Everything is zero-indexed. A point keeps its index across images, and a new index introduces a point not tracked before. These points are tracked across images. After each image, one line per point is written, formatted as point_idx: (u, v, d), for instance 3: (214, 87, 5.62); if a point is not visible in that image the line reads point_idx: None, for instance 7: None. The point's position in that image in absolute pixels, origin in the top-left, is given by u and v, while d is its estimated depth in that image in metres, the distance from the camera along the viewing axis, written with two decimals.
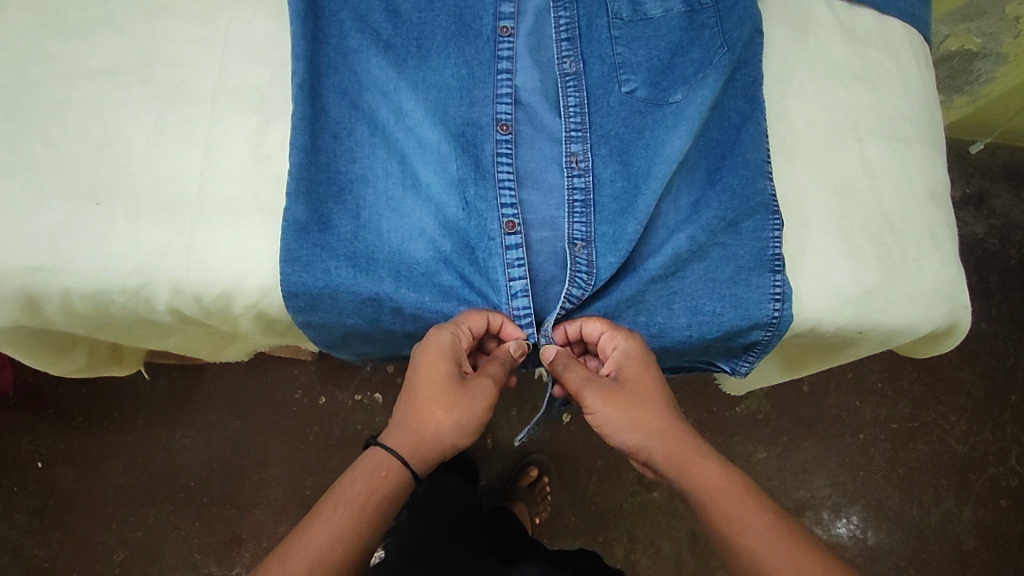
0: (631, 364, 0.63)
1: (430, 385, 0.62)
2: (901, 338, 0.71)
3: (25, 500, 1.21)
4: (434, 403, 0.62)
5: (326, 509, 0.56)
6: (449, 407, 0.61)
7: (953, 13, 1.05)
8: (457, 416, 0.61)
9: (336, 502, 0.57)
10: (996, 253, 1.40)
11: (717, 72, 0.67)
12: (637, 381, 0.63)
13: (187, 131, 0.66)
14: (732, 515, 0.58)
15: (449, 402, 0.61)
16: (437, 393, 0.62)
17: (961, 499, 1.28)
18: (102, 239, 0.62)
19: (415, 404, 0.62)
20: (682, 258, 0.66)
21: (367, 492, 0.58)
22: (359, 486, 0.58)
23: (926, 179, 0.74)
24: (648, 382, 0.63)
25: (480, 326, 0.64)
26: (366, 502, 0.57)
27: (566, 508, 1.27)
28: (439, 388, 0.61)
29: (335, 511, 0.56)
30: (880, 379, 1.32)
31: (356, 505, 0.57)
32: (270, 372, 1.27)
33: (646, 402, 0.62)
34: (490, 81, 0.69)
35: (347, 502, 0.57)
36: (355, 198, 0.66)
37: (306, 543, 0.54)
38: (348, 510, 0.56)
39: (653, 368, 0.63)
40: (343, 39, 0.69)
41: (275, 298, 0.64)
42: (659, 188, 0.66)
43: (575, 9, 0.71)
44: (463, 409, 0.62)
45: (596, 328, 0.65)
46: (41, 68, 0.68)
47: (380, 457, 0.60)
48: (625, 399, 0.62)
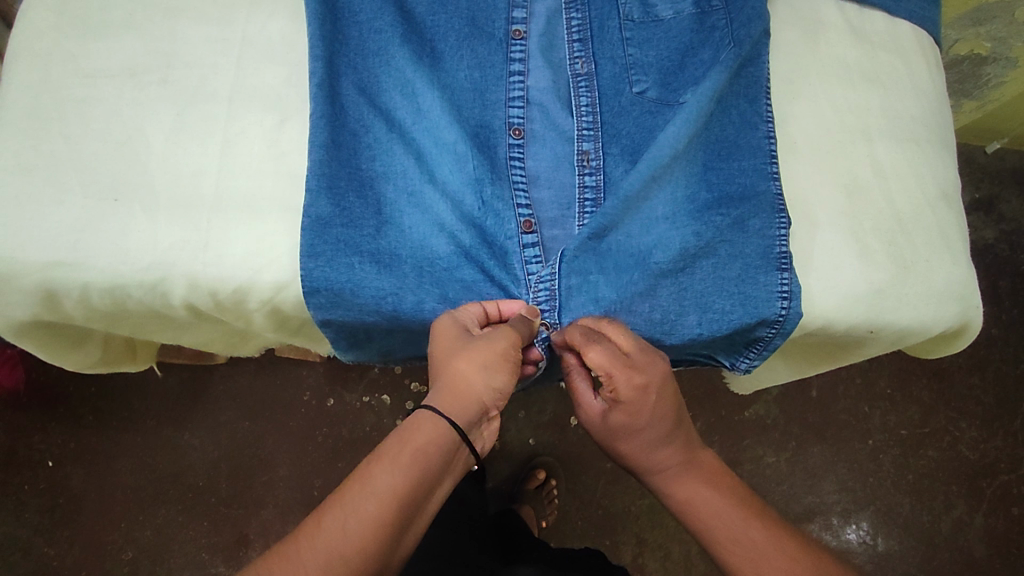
0: (631, 396, 0.62)
1: (442, 346, 0.60)
2: (911, 338, 0.71)
3: (36, 498, 1.22)
4: (452, 358, 0.60)
5: (362, 466, 0.56)
6: (468, 356, 0.59)
7: (962, 18, 1.06)
8: (478, 358, 0.59)
9: (372, 458, 0.56)
10: (1007, 259, 1.39)
11: (723, 68, 0.67)
12: (627, 423, 0.64)
13: (205, 130, 0.67)
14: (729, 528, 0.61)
15: (469, 352, 0.59)
16: (450, 347, 0.60)
17: (971, 506, 1.27)
18: (121, 233, 0.64)
19: (436, 367, 0.61)
20: (690, 254, 0.66)
21: (403, 445, 0.57)
22: (395, 442, 0.57)
23: (937, 179, 0.74)
24: (638, 428, 0.64)
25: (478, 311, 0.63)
26: (400, 453, 0.56)
27: (573, 511, 1.27)
28: (451, 342, 0.60)
29: (370, 465, 0.56)
30: (890, 384, 1.32)
31: (391, 458, 0.56)
32: (280, 373, 1.28)
33: (644, 426, 0.63)
34: (503, 83, 0.70)
35: (384, 457, 0.56)
36: (377, 193, 0.67)
37: (344, 498, 0.54)
38: (385, 466, 0.55)
39: (645, 419, 0.63)
40: (362, 41, 0.70)
41: (292, 292, 0.64)
42: (650, 168, 0.66)
43: (587, 11, 0.72)
44: (482, 350, 0.60)
45: (599, 362, 0.60)
46: (63, 68, 0.69)
47: (418, 418, 0.59)
48: (612, 433, 0.66)
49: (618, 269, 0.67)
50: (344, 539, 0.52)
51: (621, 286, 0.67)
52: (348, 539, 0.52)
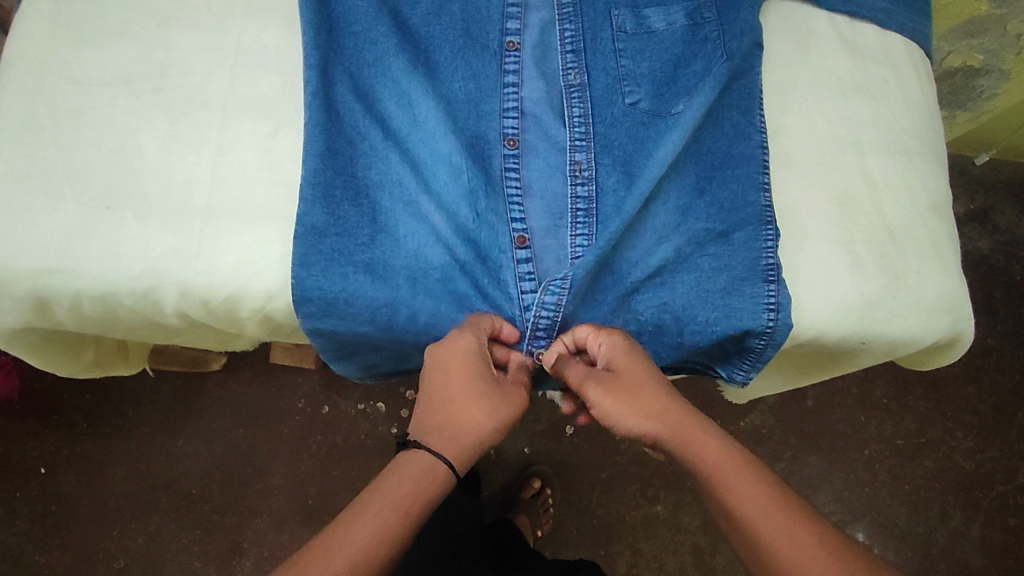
0: (618, 360, 0.63)
1: (463, 387, 0.61)
2: (903, 349, 0.71)
3: (28, 506, 1.22)
4: (472, 404, 0.60)
5: (369, 508, 0.55)
6: (488, 408, 0.60)
7: (955, 30, 1.07)
8: (497, 418, 0.60)
9: (378, 501, 0.55)
10: (1001, 269, 1.40)
11: (714, 79, 0.67)
12: (631, 369, 0.62)
13: (199, 137, 0.68)
14: (750, 501, 0.56)
15: (489, 408, 0.60)
16: (475, 398, 0.60)
17: (968, 517, 1.26)
18: (113, 240, 0.64)
19: (449, 409, 0.60)
20: (666, 266, 0.67)
21: (412, 495, 0.56)
22: (405, 490, 0.56)
23: (928, 191, 0.74)
24: (644, 370, 0.62)
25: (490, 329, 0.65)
26: (412, 505, 0.56)
27: (568, 521, 1.27)
28: (475, 393, 0.60)
29: (380, 512, 0.54)
30: (885, 395, 1.32)
31: (401, 506, 0.55)
32: (275, 380, 1.28)
33: (642, 387, 0.61)
34: (498, 93, 0.71)
35: (392, 501, 0.55)
36: (372, 202, 0.67)
37: (351, 542, 0.53)
38: (393, 514, 0.55)
39: (642, 360, 0.63)
40: (358, 51, 0.70)
41: (284, 301, 0.64)
42: (647, 189, 0.66)
43: (581, 22, 0.73)
44: (502, 412, 0.61)
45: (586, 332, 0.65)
46: (58, 76, 0.69)
47: (423, 464, 0.58)
48: (622, 384, 0.61)
49: (596, 280, 0.68)
50: None
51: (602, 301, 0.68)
52: None
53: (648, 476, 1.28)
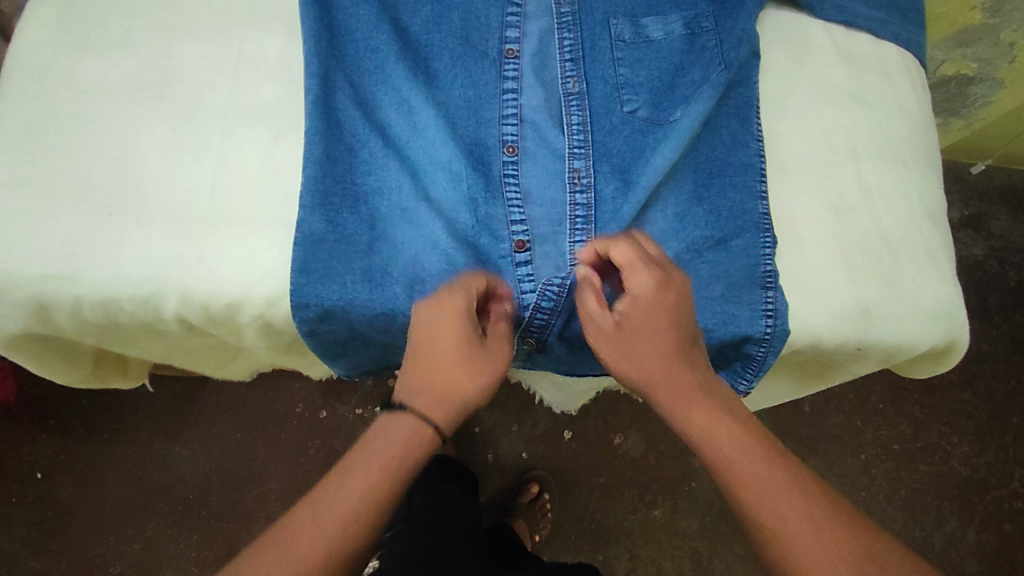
0: (641, 306, 0.60)
1: (448, 351, 0.60)
2: (901, 355, 0.72)
3: (24, 512, 1.21)
4: (458, 368, 0.60)
5: (356, 470, 0.55)
6: (474, 371, 0.60)
7: (949, 39, 1.09)
8: (482, 379, 0.61)
9: (356, 479, 0.55)
10: (995, 275, 1.41)
11: (712, 88, 0.69)
12: (642, 327, 0.60)
13: (200, 145, 0.68)
14: (761, 496, 0.53)
15: (475, 371, 0.60)
16: (460, 361, 0.60)
17: (963, 522, 1.27)
18: (115, 247, 0.64)
19: (436, 372, 0.60)
20: None
21: (399, 455, 0.57)
22: (392, 452, 0.57)
23: (924, 198, 0.75)
24: (653, 331, 0.59)
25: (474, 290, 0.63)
26: (398, 462, 0.56)
27: (566, 526, 1.27)
28: (460, 357, 0.60)
29: (367, 471, 0.55)
30: (881, 400, 1.33)
31: (387, 464, 0.56)
32: (273, 386, 1.28)
33: (649, 345, 0.59)
34: (497, 101, 0.71)
35: (370, 480, 0.55)
36: (371, 209, 0.68)
37: (340, 500, 0.54)
38: (379, 470, 0.56)
39: (663, 317, 0.60)
40: (358, 59, 0.71)
41: (285, 307, 0.65)
42: (642, 197, 0.67)
43: (579, 31, 0.73)
44: (488, 372, 0.61)
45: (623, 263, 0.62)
46: (59, 83, 0.69)
47: (410, 427, 0.58)
48: (623, 341, 0.60)
49: None
50: (346, 536, 0.53)
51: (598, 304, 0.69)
52: (348, 535, 0.53)
53: (646, 481, 1.28)
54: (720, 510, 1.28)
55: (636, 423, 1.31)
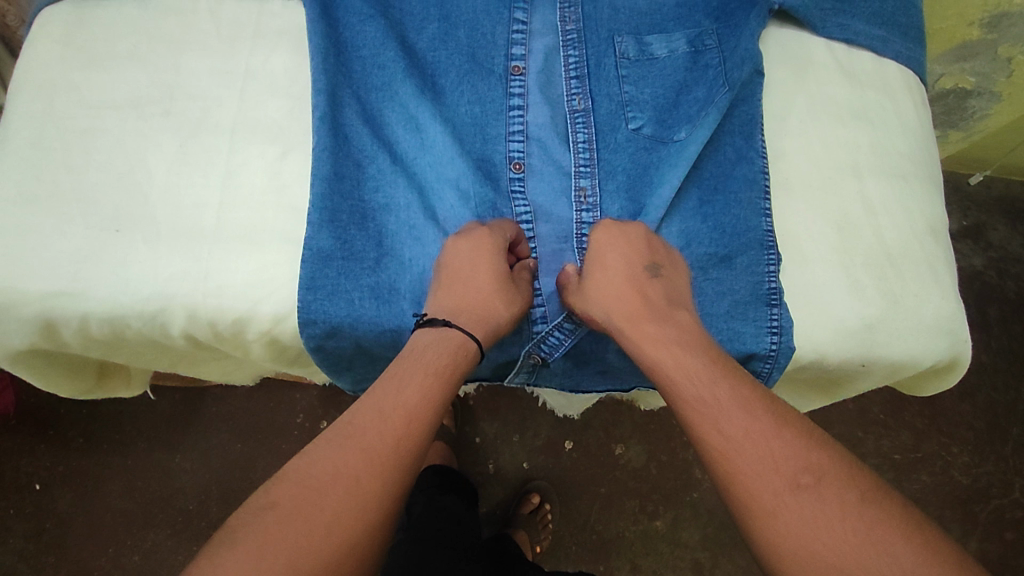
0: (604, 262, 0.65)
1: (490, 276, 0.63)
2: (904, 371, 0.72)
3: (23, 523, 1.20)
4: (497, 295, 0.63)
5: (413, 374, 0.55)
6: (510, 299, 0.64)
7: (948, 54, 1.10)
8: (517, 307, 0.64)
9: (404, 391, 0.54)
10: (994, 285, 1.42)
11: (717, 112, 0.70)
12: (607, 279, 0.64)
13: (207, 161, 0.68)
14: (786, 492, 0.48)
15: (512, 298, 0.64)
16: (497, 289, 0.64)
17: (964, 532, 1.27)
18: (122, 263, 0.64)
19: (478, 296, 0.63)
20: None
21: (452, 364, 0.58)
22: (445, 359, 0.57)
23: (926, 215, 0.75)
24: (618, 280, 0.64)
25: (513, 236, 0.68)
26: (452, 369, 0.57)
27: (567, 536, 1.27)
28: (498, 284, 0.64)
29: (425, 376, 0.55)
30: (882, 410, 1.33)
31: (443, 374, 0.56)
32: (275, 396, 1.28)
33: (613, 290, 0.63)
34: (503, 118, 0.72)
35: (407, 412, 0.53)
36: (378, 226, 0.68)
37: (401, 402, 0.53)
38: (436, 378, 0.56)
39: (626, 265, 0.64)
40: (365, 76, 0.71)
41: (292, 324, 0.65)
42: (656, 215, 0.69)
43: (584, 49, 0.74)
44: (520, 303, 0.65)
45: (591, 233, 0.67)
46: (67, 99, 0.70)
47: (456, 340, 0.60)
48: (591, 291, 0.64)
49: None
50: (410, 436, 0.52)
51: None
52: (411, 436, 0.52)
53: (647, 491, 1.28)
54: (721, 520, 1.28)
55: (637, 432, 1.31)
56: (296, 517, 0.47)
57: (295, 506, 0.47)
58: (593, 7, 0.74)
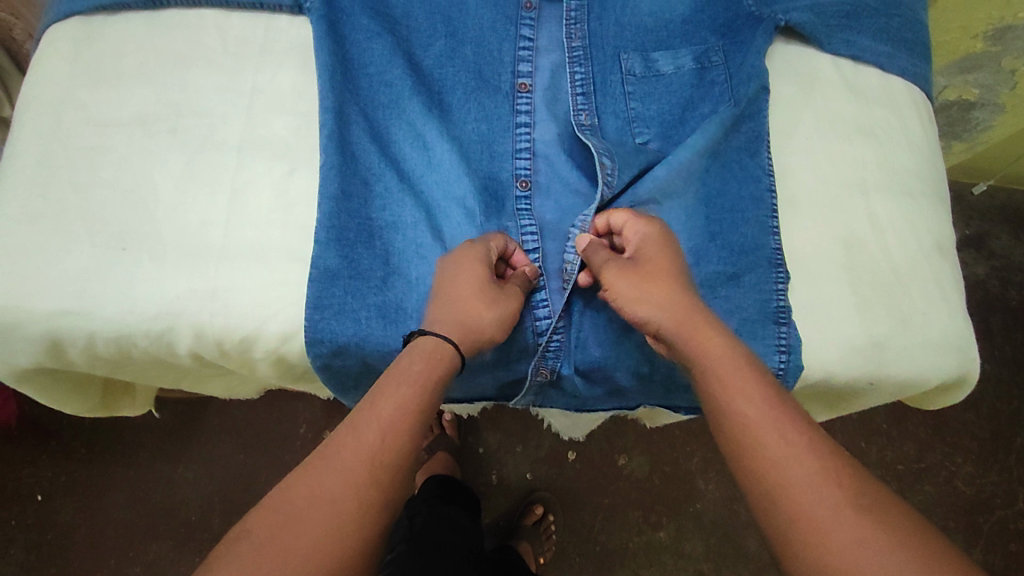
0: (652, 244, 0.64)
1: (469, 282, 0.61)
2: (912, 388, 0.72)
3: (23, 534, 1.20)
4: (476, 300, 0.61)
5: (387, 386, 0.54)
6: (491, 302, 0.61)
7: (952, 66, 1.10)
8: (499, 310, 0.62)
9: (378, 403, 0.53)
10: (997, 295, 1.41)
11: (719, 122, 0.70)
12: (657, 260, 0.62)
13: (214, 179, 0.68)
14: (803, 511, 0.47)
15: (492, 302, 0.61)
16: (477, 293, 0.61)
17: (969, 543, 1.27)
18: (130, 281, 0.64)
19: (456, 302, 0.61)
20: None
21: (427, 372, 0.56)
22: (418, 366, 0.56)
23: (933, 232, 0.75)
24: (669, 262, 0.62)
25: (502, 247, 0.66)
26: (427, 378, 0.56)
27: (571, 547, 1.26)
28: (478, 289, 0.61)
29: (399, 387, 0.54)
30: (886, 420, 1.33)
31: (418, 383, 0.55)
32: (277, 407, 1.27)
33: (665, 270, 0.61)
34: (510, 135, 0.72)
35: (381, 425, 0.52)
36: (385, 244, 0.68)
37: (375, 414, 0.53)
38: (409, 387, 0.55)
39: (671, 251, 0.63)
40: (372, 93, 0.71)
41: (299, 342, 0.65)
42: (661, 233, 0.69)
43: (590, 65, 0.74)
44: (503, 307, 0.62)
45: (622, 218, 0.66)
46: (74, 116, 0.70)
47: (426, 346, 0.58)
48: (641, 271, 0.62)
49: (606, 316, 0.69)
50: (385, 450, 0.52)
51: (609, 336, 0.69)
52: (387, 449, 0.52)
53: (650, 502, 1.27)
54: (726, 531, 1.27)
55: (640, 443, 1.31)
56: (277, 544, 0.47)
57: (274, 533, 0.47)
58: (599, 23, 0.75)
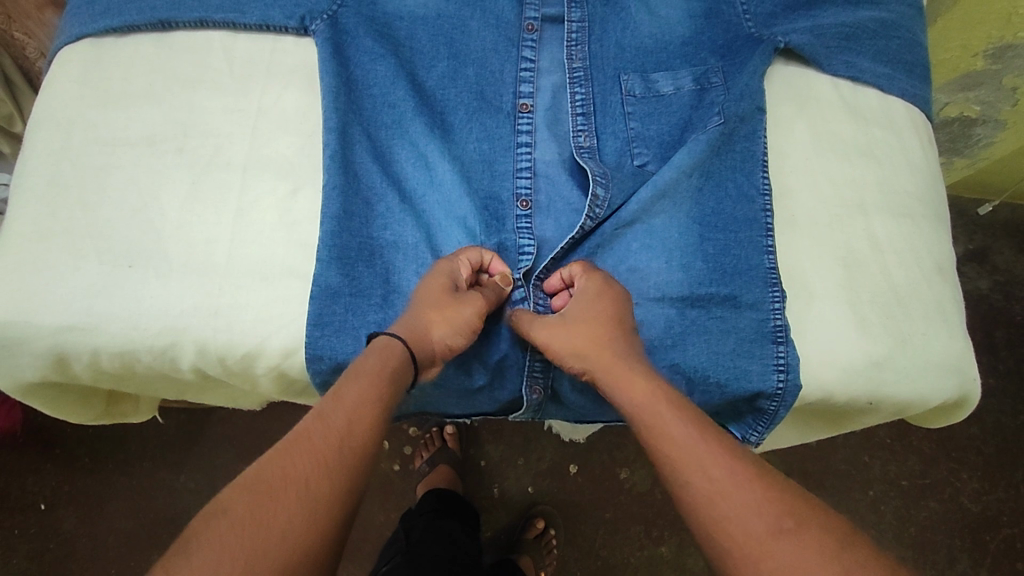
0: (585, 298, 0.64)
1: (424, 290, 0.63)
2: (912, 409, 0.72)
3: (26, 544, 1.21)
4: (427, 306, 0.62)
5: (348, 381, 0.55)
6: (439, 306, 0.62)
7: (952, 83, 1.11)
8: (448, 315, 0.62)
9: (344, 394, 0.54)
10: (1002, 310, 1.41)
11: (703, 139, 0.71)
12: (586, 313, 0.63)
13: (220, 197, 0.69)
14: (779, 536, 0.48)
15: (441, 305, 0.62)
16: (429, 297, 0.62)
17: (974, 561, 1.26)
18: (136, 296, 0.65)
19: (411, 309, 0.62)
20: (677, 331, 0.68)
21: (373, 363, 0.57)
22: (367, 358, 0.57)
23: (933, 253, 0.76)
24: (597, 314, 0.63)
25: (475, 259, 0.67)
26: (374, 369, 0.56)
27: (572, 561, 1.26)
28: (431, 293, 0.63)
29: (351, 380, 0.55)
30: (890, 435, 1.32)
31: (368, 373, 0.56)
32: (279, 418, 1.28)
33: (591, 325, 0.62)
34: (511, 154, 0.73)
35: (348, 414, 0.53)
36: (385, 262, 0.69)
37: (340, 403, 0.53)
38: (362, 381, 0.55)
39: (605, 303, 0.64)
40: (376, 113, 0.73)
41: (300, 359, 0.65)
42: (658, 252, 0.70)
43: (590, 86, 0.75)
44: (455, 312, 0.62)
45: (573, 271, 0.68)
46: (84, 135, 0.71)
47: (373, 343, 0.60)
48: (568, 330, 0.63)
49: None
50: (353, 438, 0.52)
51: None
52: (355, 437, 0.52)
53: (652, 516, 1.27)
54: None
55: (642, 456, 1.30)
56: (251, 520, 0.46)
57: (248, 512, 0.46)
58: (600, 45, 0.76)
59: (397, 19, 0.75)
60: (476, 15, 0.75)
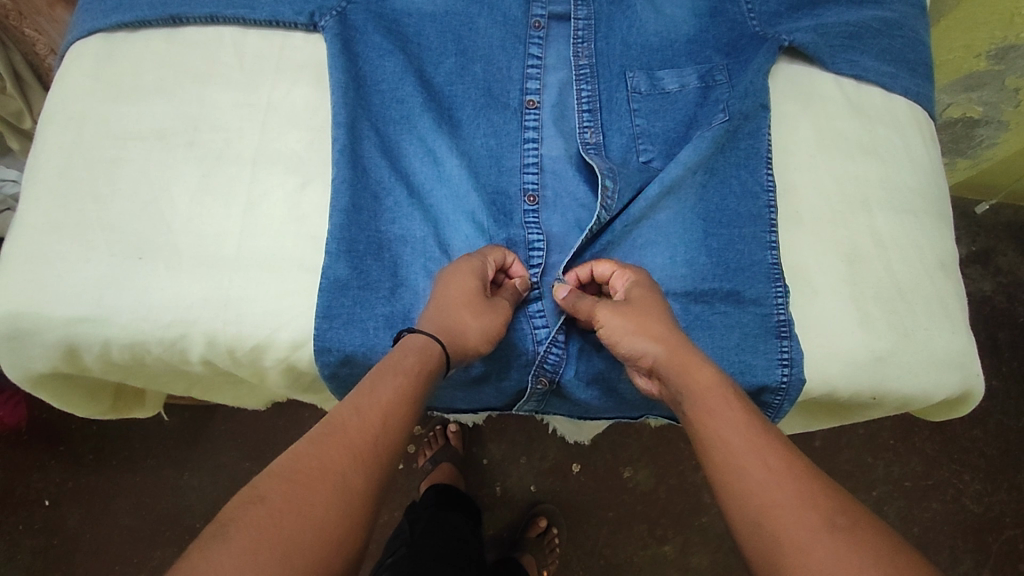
0: (638, 288, 0.65)
1: (459, 291, 0.63)
2: (914, 404, 0.72)
3: (30, 540, 1.21)
4: (464, 307, 0.62)
5: (383, 376, 0.55)
6: (477, 311, 0.62)
7: (955, 84, 1.12)
8: (483, 322, 0.63)
9: (379, 389, 0.54)
10: (1004, 311, 1.41)
11: (706, 136, 0.72)
12: (644, 299, 0.64)
13: (229, 191, 0.70)
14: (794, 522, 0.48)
15: (478, 309, 0.62)
16: (464, 299, 0.62)
17: (977, 562, 1.26)
18: (147, 288, 0.65)
19: (445, 308, 0.62)
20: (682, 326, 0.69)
21: (413, 363, 0.57)
22: (409, 358, 0.57)
23: (936, 249, 0.76)
24: (654, 301, 0.64)
25: (501, 260, 0.68)
26: (417, 371, 0.57)
27: (575, 560, 1.26)
28: (467, 295, 0.63)
29: (389, 377, 0.55)
30: (892, 436, 1.32)
31: (410, 374, 0.56)
32: (284, 415, 1.28)
33: (653, 309, 0.62)
34: (518, 151, 0.74)
35: (382, 408, 0.53)
36: (393, 256, 0.69)
37: (375, 398, 0.54)
38: (396, 378, 0.55)
39: (657, 294, 0.65)
40: (384, 109, 0.73)
41: (308, 351, 0.66)
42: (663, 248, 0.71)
43: (596, 83, 0.76)
44: (487, 318, 0.63)
45: (606, 269, 0.68)
46: (94, 130, 0.72)
47: (411, 341, 0.60)
48: (633, 310, 0.62)
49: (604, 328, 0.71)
50: (387, 433, 0.52)
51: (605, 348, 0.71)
52: (388, 432, 0.53)
53: (655, 516, 1.27)
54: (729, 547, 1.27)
55: (646, 456, 1.30)
56: (288, 509, 0.45)
57: (285, 499, 0.46)
58: (605, 43, 0.77)
59: (406, 16, 0.76)
60: (484, 13, 0.76)
